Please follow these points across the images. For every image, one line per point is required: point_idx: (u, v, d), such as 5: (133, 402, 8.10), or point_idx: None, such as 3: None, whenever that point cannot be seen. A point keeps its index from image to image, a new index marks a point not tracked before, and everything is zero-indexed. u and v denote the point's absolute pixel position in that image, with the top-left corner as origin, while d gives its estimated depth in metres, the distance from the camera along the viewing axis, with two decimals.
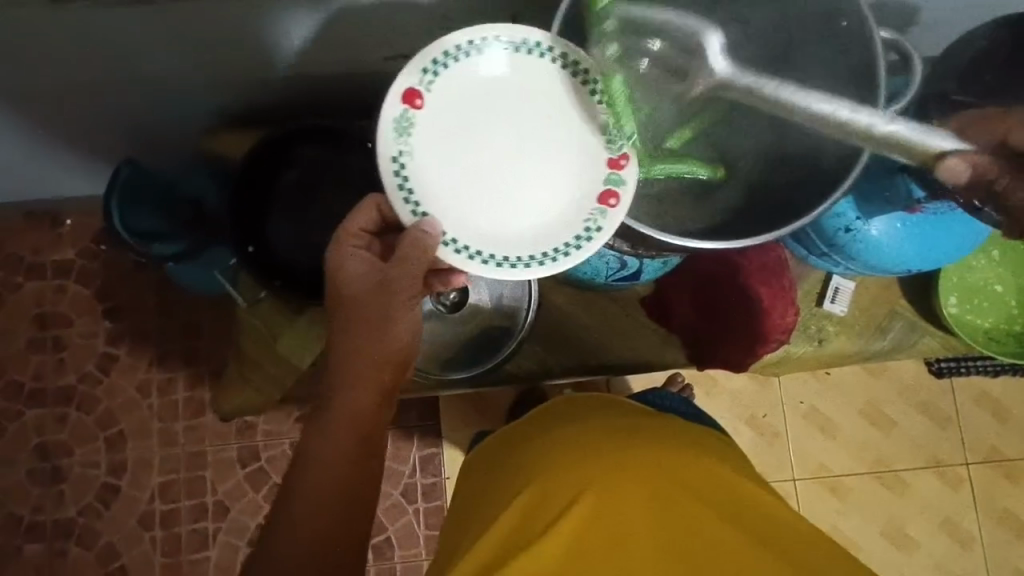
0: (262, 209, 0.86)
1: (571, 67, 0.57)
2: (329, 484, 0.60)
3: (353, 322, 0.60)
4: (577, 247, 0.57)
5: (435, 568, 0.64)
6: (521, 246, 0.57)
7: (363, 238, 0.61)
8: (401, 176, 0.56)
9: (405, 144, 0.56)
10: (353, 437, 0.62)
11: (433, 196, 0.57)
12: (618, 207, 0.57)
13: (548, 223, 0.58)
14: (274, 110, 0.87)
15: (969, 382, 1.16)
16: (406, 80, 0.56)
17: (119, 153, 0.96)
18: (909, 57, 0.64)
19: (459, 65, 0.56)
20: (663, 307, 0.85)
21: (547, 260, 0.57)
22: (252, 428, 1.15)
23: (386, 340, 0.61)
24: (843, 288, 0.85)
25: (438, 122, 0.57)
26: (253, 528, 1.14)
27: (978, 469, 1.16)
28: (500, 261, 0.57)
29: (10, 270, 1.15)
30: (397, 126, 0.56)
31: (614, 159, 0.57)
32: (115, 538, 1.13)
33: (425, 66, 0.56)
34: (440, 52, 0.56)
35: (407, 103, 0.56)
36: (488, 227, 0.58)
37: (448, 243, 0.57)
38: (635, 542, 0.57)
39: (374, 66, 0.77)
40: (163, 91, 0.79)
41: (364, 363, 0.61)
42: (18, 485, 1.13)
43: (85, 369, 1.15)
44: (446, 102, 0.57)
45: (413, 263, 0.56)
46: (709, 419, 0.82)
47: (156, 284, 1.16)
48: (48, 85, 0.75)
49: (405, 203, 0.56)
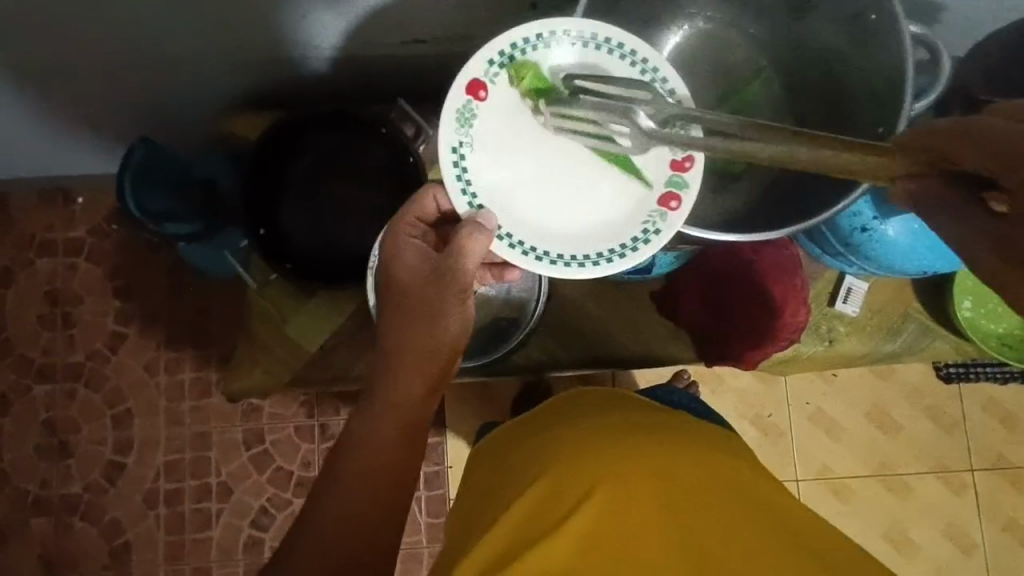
0: (275, 194, 0.86)
1: (638, 64, 0.58)
2: (368, 475, 0.59)
3: (400, 310, 0.63)
4: (634, 248, 0.58)
5: (448, 560, 0.64)
6: (575, 243, 0.59)
7: (419, 229, 0.65)
8: (460, 167, 0.58)
9: (466, 135, 0.58)
10: (394, 431, 0.61)
11: (491, 188, 0.58)
12: (678, 211, 0.58)
13: (604, 223, 0.59)
14: (290, 93, 0.87)
15: (978, 387, 1.15)
16: (471, 70, 0.57)
17: (134, 132, 0.96)
18: (938, 53, 0.63)
19: (524, 58, 0.58)
20: (674, 303, 0.85)
21: (601, 260, 0.59)
22: (258, 410, 1.16)
23: (436, 329, 0.63)
24: (856, 288, 0.84)
25: (500, 114, 0.58)
26: (256, 509, 1.15)
27: (983, 475, 1.15)
28: (555, 259, 0.58)
29: (22, 246, 1.16)
30: (460, 115, 0.58)
31: (678, 160, 0.58)
32: (120, 515, 1.14)
33: (490, 58, 0.58)
34: (505, 44, 0.57)
35: (471, 94, 0.58)
36: (542, 222, 0.59)
37: (502, 237, 0.58)
38: (650, 533, 0.57)
39: (390, 49, 0.77)
40: (179, 71, 0.79)
41: (411, 355, 0.63)
42: (26, 459, 1.14)
43: (94, 347, 1.16)
44: (508, 95, 0.58)
45: (465, 253, 0.59)
46: (717, 417, 0.82)
47: (167, 264, 1.16)
48: (64, 60, 0.75)
49: (462, 194, 0.58)
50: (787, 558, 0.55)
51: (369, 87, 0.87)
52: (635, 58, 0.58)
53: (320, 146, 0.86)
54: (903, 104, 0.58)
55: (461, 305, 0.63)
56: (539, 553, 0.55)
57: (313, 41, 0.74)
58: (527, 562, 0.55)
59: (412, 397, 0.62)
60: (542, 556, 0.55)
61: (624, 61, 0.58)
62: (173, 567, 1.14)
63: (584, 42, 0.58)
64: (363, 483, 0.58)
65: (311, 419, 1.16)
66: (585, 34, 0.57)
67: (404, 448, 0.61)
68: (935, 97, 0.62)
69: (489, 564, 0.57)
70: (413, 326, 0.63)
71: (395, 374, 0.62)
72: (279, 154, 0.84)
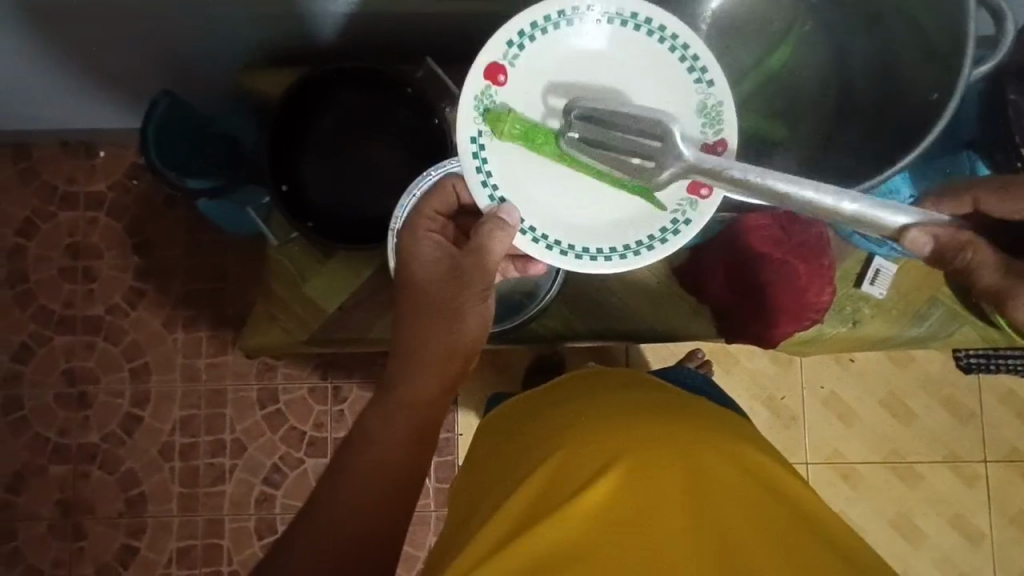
0: (300, 148, 0.85)
1: (666, 39, 0.58)
2: (378, 473, 0.60)
3: (421, 309, 0.62)
4: (663, 240, 0.58)
5: (456, 529, 0.65)
6: (602, 236, 0.59)
7: (437, 221, 0.64)
8: (481, 157, 0.58)
9: (485, 123, 0.58)
10: (402, 424, 0.63)
11: (510, 178, 0.58)
12: (709, 197, 0.57)
13: (629, 213, 0.59)
14: (311, 47, 0.85)
15: (997, 380, 1.14)
16: (491, 52, 0.57)
17: (157, 86, 0.95)
18: (1000, 14, 0.59)
19: (546, 39, 0.58)
20: (698, 280, 0.82)
21: (628, 253, 0.59)
22: (272, 369, 1.17)
23: (454, 330, 0.63)
24: (884, 270, 0.82)
25: (518, 99, 0.58)
26: (268, 467, 1.17)
27: (996, 467, 1.14)
28: (580, 252, 0.58)
29: (45, 197, 1.17)
30: (478, 101, 0.58)
31: (710, 144, 0.57)
32: (136, 466, 1.17)
33: (510, 40, 0.57)
34: (525, 25, 0.57)
35: (490, 79, 0.57)
36: (565, 213, 0.59)
37: (524, 231, 0.58)
38: (665, 513, 0.57)
39: (420, 7, 0.75)
40: (206, 25, 0.77)
41: (430, 354, 0.63)
42: (46, 406, 1.16)
43: (113, 301, 1.17)
44: (527, 77, 0.58)
45: (489, 253, 0.58)
46: (735, 404, 0.80)
47: (187, 221, 1.17)
48: (91, 8, 0.74)
49: (483, 185, 0.58)
50: (802, 554, 0.54)
51: (396, 43, 0.85)
52: (665, 35, 0.58)
53: (345, 103, 0.85)
54: (963, 72, 0.57)
55: (481, 303, 0.63)
56: (546, 530, 0.56)
57: None
58: (532, 539, 0.55)
59: (424, 394, 0.63)
60: (546, 533, 0.55)
61: (653, 38, 0.58)
62: (186, 519, 1.16)
63: (610, 18, 0.57)
64: (367, 484, 0.60)
65: (325, 380, 1.17)
66: (611, 10, 0.57)
67: (412, 448, 0.62)
68: (997, 62, 0.60)
69: (500, 535, 0.57)
70: (436, 323, 0.62)
71: (408, 373, 0.63)
72: (302, 110, 0.84)
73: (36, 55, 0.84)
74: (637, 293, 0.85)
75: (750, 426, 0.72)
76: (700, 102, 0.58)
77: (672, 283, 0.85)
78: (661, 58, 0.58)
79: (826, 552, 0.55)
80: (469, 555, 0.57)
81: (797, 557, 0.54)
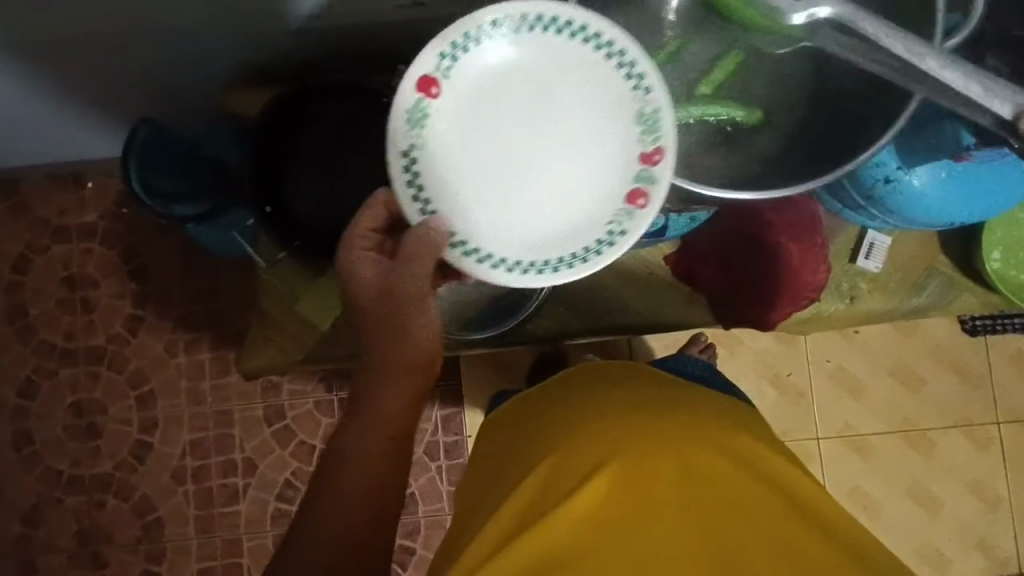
0: (282, 166, 0.85)
1: (605, 47, 0.50)
2: (361, 492, 0.58)
3: (369, 332, 0.58)
4: (597, 255, 0.51)
5: (454, 532, 0.66)
6: (530, 252, 0.52)
7: (373, 238, 0.57)
8: (410, 173, 0.51)
9: (417, 137, 0.51)
10: (372, 453, 0.59)
11: (439, 195, 0.52)
12: (647, 207, 0.50)
13: (565, 228, 0.52)
14: (286, 67, 0.84)
15: (1004, 340, 1.13)
16: (421, 64, 0.50)
17: (135, 113, 0.95)
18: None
19: (476, 51, 0.50)
20: (690, 268, 0.82)
21: (559, 268, 0.51)
22: (277, 387, 1.17)
23: (401, 350, 0.57)
24: (878, 243, 0.81)
25: (451, 115, 0.51)
26: (281, 483, 1.17)
27: (1008, 429, 1.13)
28: (510, 268, 0.51)
29: (37, 233, 1.17)
30: (409, 116, 0.51)
31: (647, 154, 0.51)
32: (150, 492, 1.17)
33: (441, 50, 0.50)
34: (458, 35, 0.50)
35: (422, 91, 0.51)
36: (495, 229, 0.52)
37: (455, 246, 0.52)
38: (660, 510, 0.56)
39: (388, 22, 0.74)
40: (177, 54, 0.77)
41: (383, 377, 0.58)
42: (56, 439, 1.17)
43: (113, 330, 1.17)
44: (460, 92, 0.51)
45: (421, 262, 0.53)
46: (738, 391, 0.79)
47: (179, 243, 1.16)
48: (57, 49, 0.73)
49: (413, 200, 0.51)
50: (802, 547, 0.53)
51: (369, 57, 0.84)
52: (602, 41, 0.50)
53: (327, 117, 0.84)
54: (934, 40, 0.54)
55: (424, 313, 0.57)
56: (540, 533, 0.55)
57: (310, 18, 0.70)
58: (529, 539, 0.55)
59: (386, 416, 0.59)
60: (542, 532, 0.55)
61: (590, 46, 0.50)
62: (204, 540, 1.17)
63: (540, 24, 0.50)
64: (352, 504, 0.58)
65: (330, 393, 1.17)
66: (543, 15, 0.50)
67: (387, 468, 0.60)
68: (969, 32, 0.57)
69: (496, 543, 0.57)
70: (382, 345, 0.57)
71: (370, 399, 0.59)
72: (283, 130, 0.84)
73: (13, 94, 0.84)
74: (631, 287, 0.84)
75: (753, 420, 0.70)
76: (638, 110, 0.50)
77: (666, 273, 0.84)
78: (597, 66, 0.50)
79: (826, 543, 0.55)
80: (466, 564, 0.56)
81: (794, 547, 0.53)
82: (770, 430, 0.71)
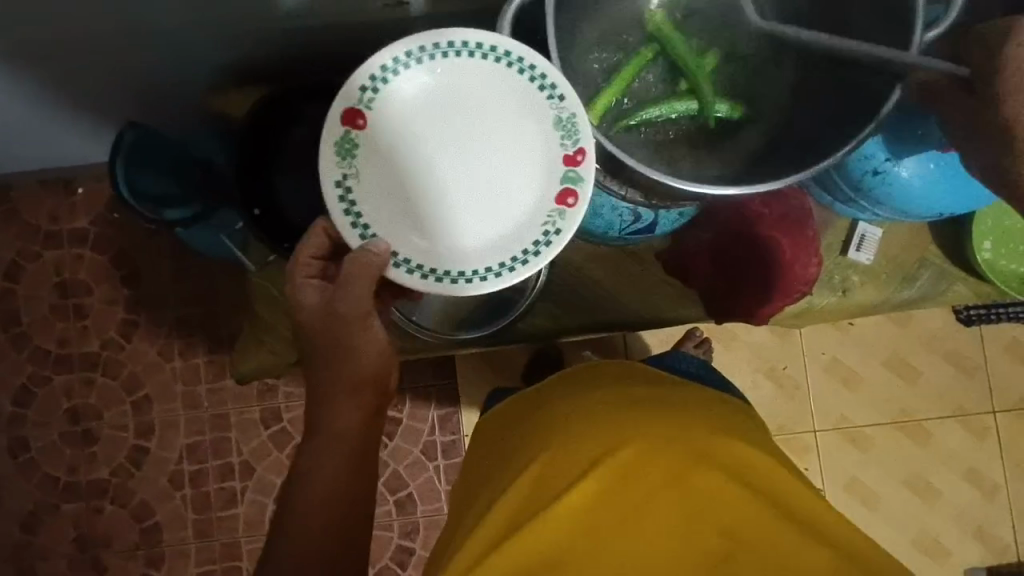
0: (272, 168, 0.85)
1: (515, 63, 0.57)
2: (327, 505, 0.61)
3: (320, 353, 0.61)
4: (536, 254, 0.58)
5: (445, 530, 0.67)
6: (472, 259, 0.58)
7: (315, 266, 0.61)
8: (347, 200, 0.57)
9: (349, 167, 0.57)
10: (339, 464, 0.63)
11: (378, 215, 0.57)
12: (577, 205, 0.58)
13: (502, 231, 0.58)
14: (273, 69, 0.83)
15: (999, 329, 1.13)
16: (345, 100, 0.56)
17: (123, 117, 0.94)
18: None
19: (394, 81, 0.57)
20: (683, 264, 0.81)
21: (504, 271, 0.58)
22: (272, 390, 1.17)
23: (352, 364, 0.61)
24: (870, 235, 0.81)
25: (379, 140, 0.57)
26: (279, 485, 1.17)
27: (1005, 418, 1.13)
28: (455, 278, 0.58)
29: (29, 239, 1.16)
30: (339, 148, 0.57)
31: (570, 155, 0.58)
32: (147, 497, 1.17)
33: (363, 84, 0.57)
34: (376, 68, 0.56)
35: (349, 124, 0.57)
36: (432, 241, 0.58)
37: (398, 263, 0.57)
38: (646, 517, 0.57)
39: (373, 23, 0.73)
40: (162, 56, 0.76)
41: (341, 389, 0.62)
42: (52, 446, 1.17)
43: (107, 335, 1.17)
44: (384, 120, 0.57)
45: (360, 286, 0.57)
46: (732, 387, 0.79)
47: (172, 248, 1.16)
48: (39, 53, 0.72)
49: (353, 227, 0.57)
50: (788, 556, 0.55)
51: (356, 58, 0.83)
52: (511, 58, 0.57)
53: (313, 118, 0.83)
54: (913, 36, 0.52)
55: (367, 330, 0.60)
56: (529, 537, 0.56)
57: (294, 17, 0.70)
58: (523, 538, 0.56)
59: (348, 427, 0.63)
60: (538, 531, 0.56)
61: (500, 63, 0.57)
62: (203, 544, 1.17)
63: (452, 51, 0.57)
64: (321, 519, 0.61)
65: None
66: (453, 43, 0.57)
67: (354, 478, 0.63)
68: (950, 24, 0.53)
69: (486, 545, 0.57)
70: (333, 361, 0.61)
71: (330, 412, 0.63)
72: (271, 131, 0.84)
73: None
74: (623, 284, 0.84)
75: (749, 422, 0.70)
76: (555, 117, 0.58)
77: (658, 270, 0.83)
78: (510, 83, 0.57)
79: (818, 551, 0.55)
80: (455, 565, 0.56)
81: (782, 556, 0.55)
82: (766, 433, 0.70)
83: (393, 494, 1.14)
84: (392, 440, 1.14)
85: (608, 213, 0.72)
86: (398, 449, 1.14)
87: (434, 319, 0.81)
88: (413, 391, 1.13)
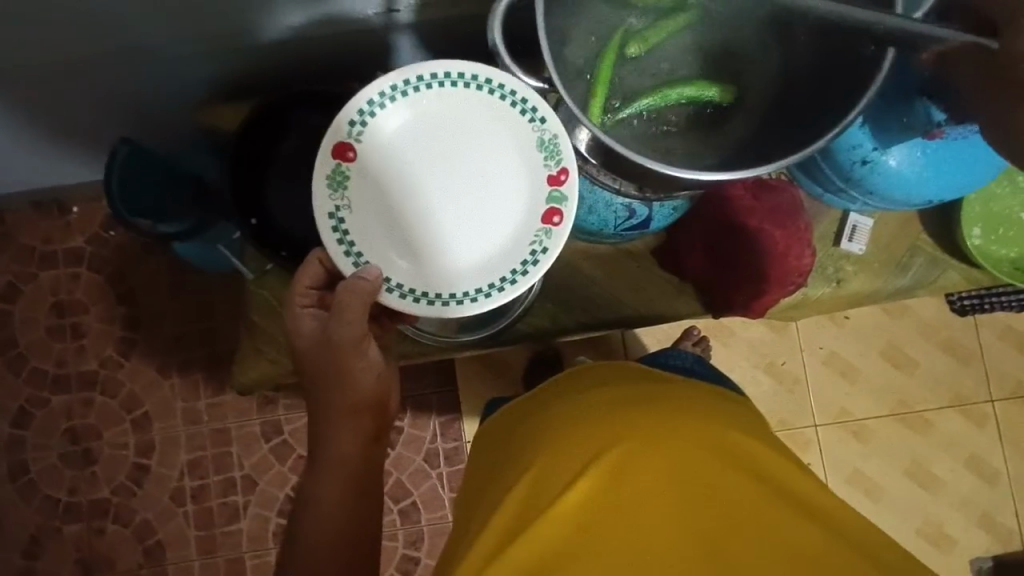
0: (262, 178, 0.85)
1: (496, 90, 0.60)
2: (335, 534, 0.62)
3: (318, 382, 0.62)
4: (524, 273, 0.61)
5: (451, 538, 0.67)
6: (463, 281, 0.62)
7: (312, 296, 0.63)
8: (340, 230, 0.60)
9: (341, 198, 0.60)
10: (342, 488, 0.63)
11: (372, 244, 0.61)
12: (561, 225, 0.61)
13: (490, 253, 0.61)
14: (264, 81, 0.83)
15: (992, 317, 1.14)
16: (335, 134, 0.60)
17: (116, 134, 0.95)
18: None
19: (382, 114, 0.60)
20: (677, 258, 0.82)
21: (493, 291, 0.62)
22: (272, 402, 1.17)
23: (348, 389, 0.62)
24: (861, 225, 0.82)
25: (370, 172, 0.61)
26: (281, 499, 1.16)
27: (1003, 405, 1.14)
28: (446, 300, 0.61)
29: (24, 260, 1.16)
30: (332, 179, 0.60)
31: (554, 175, 0.61)
32: (149, 515, 1.16)
33: (351, 118, 0.60)
34: (363, 103, 0.60)
35: (340, 157, 0.61)
36: (424, 265, 0.61)
37: (391, 289, 0.61)
38: (646, 510, 0.57)
39: (363, 33, 0.74)
40: (155, 71, 0.76)
41: (342, 414, 0.63)
42: (52, 468, 1.16)
43: (105, 354, 1.17)
44: (375, 152, 0.61)
45: (354, 311, 0.58)
46: (729, 380, 0.79)
47: (167, 264, 1.16)
48: (31, 75, 0.72)
49: (347, 255, 0.60)
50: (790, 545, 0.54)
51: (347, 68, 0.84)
52: (493, 85, 0.60)
53: (305, 129, 0.84)
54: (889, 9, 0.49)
55: (363, 356, 0.61)
56: (530, 537, 0.56)
57: (283, 27, 0.70)
58: (528, 540, 0.56)
59: (350, 453, 0.64)
60: (538, 531, 0.56)
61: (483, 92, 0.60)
62: (206, 561, 1.16)
63: (437, 84, 0.60)
64: (327, 549, 0.62)
65: None
66: (438, 75, 0.60)
67: (357, 502, 0.64)
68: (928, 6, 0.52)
69: (492, 549, 0.57)
70: (331, 387, 0.62)
71: (331, 437, 0.63)
72: (263, 140, 0.84)
73: None
74: (620, 281, 0.84)
75: (749, 417, 0.70)
76: (538, 139, 0.60)
77: (651, 265, 0.84)
78: (495, 109, 0.60)
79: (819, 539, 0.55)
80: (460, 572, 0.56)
81: (790, 545, 0.54)
82: (767, 427, 0.71)
83: (396, 503, 1.14)
84: (395, 449, 1.14)
85: (602, 210, 0.73)
86: (401, 457, 1.14)
87: (436, 323, 0.82)
88: (414, 398, 1.14)
